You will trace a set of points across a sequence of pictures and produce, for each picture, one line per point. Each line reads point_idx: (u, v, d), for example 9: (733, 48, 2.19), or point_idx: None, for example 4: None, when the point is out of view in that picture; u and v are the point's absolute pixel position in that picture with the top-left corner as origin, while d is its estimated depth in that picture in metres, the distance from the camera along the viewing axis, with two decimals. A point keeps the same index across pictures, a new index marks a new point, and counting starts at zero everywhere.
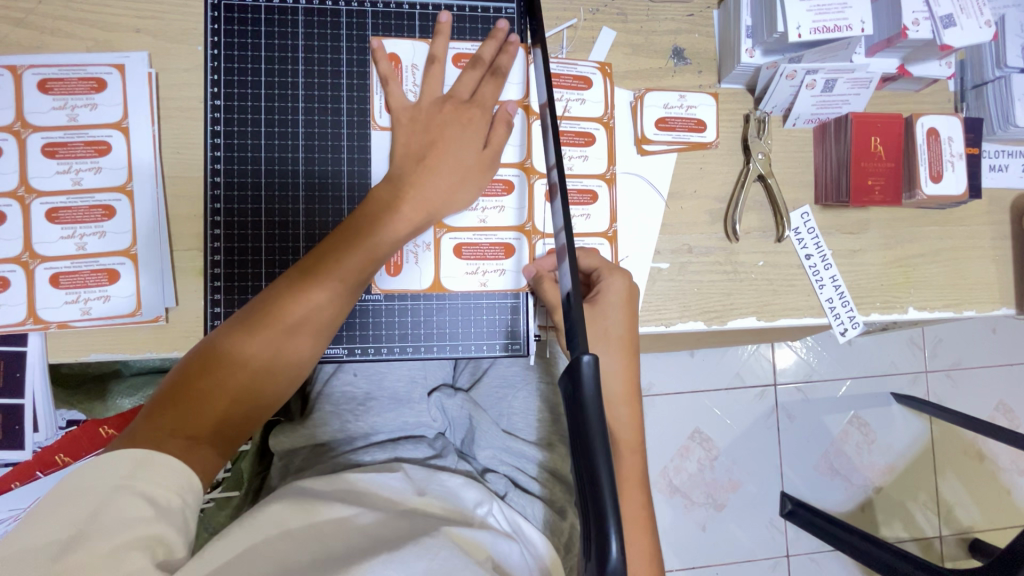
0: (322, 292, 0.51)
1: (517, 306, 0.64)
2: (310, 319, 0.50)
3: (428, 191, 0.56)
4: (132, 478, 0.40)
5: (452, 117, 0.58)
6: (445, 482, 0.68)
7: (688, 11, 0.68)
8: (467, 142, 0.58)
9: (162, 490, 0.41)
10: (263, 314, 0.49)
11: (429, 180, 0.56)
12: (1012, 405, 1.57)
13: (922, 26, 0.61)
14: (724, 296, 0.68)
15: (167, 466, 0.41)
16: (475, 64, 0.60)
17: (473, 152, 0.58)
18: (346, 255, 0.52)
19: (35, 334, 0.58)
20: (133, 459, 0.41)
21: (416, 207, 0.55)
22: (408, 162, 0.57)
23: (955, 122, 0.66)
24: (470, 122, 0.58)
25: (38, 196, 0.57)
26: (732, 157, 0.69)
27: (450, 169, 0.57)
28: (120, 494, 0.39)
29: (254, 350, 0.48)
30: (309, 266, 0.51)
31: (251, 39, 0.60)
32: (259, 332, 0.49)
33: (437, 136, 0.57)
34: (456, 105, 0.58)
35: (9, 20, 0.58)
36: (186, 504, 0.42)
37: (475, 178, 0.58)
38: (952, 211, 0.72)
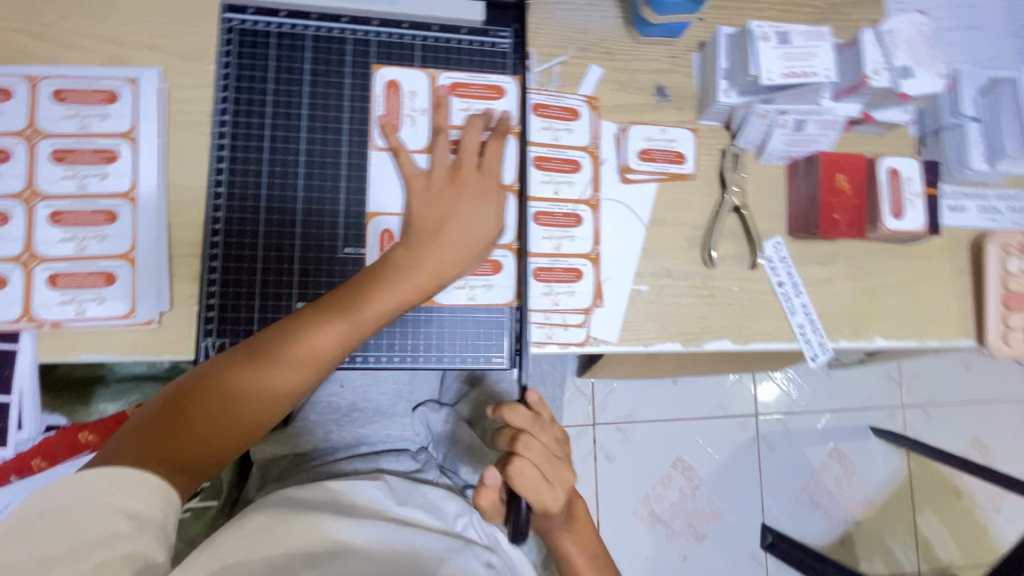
0: (320, 348, 0.53)
1: (502, 321, 0.66)
2: (297, 363, 0.53)
3: (439, 261, 0.57)
4: (110, 496, 0.43)
5: (469, 189, 0.60)
6: (426, 493, 0.69)
7: (670, 53, 0.74)
8: (477, 215, 0.59)
9: (141, 504, 0.44)
10: (263, 355, 0.53)
11: (435, 248, 0.57)
12: (986, 441, 1.60)
13: (882, 75, 0.66)
14: (701, 319, 0.71)
15: (140, 486, 0.45)
16: (470, 125, 0.63)
17: (484, 224, 0.60)
18: (347, 315, 0.54)
19: (27, 333, 0.58)
20: (113, 481, 0.44)
21: (427, 275, 0.57)
22: (421, 232, 0.58)
23: (915, 164, 0.71)
24: (483, 194, 0.60)
25: (43, 199, 0.59)
26: (709, 188, 0.73)
27: (462, 242, 0.58)
28: (102, 512, 0.43)
29: (248, 389, 0.52)
30: (313, 319, 0.54)
31: (261, 60, 0.64)
32: (254, 374, 0.53)
33: (450, 207, 0.59)
34: (469, 176, 0.60)
35: (30, 33, 0.62)
36: (165, 516, 0.46)
37: (481, 252, 0.60)
38: (915, 246, 0.76)
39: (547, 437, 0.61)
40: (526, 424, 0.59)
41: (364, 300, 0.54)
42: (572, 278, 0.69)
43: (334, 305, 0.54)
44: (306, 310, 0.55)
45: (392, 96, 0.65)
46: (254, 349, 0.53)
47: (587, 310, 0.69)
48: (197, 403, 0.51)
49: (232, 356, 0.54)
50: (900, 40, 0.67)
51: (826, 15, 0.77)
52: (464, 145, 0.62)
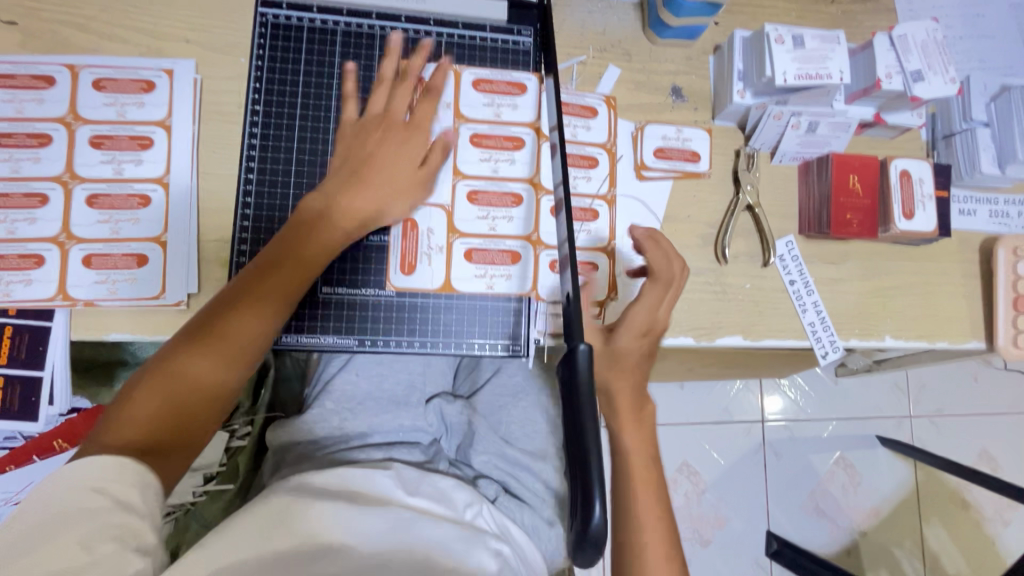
0: (253, 321, 0.53)
1: (520, 310, 0.67)
2: (256, 324, 0.54)
3: (359, 200, 0.59)
4: (93, 479, 0.42)
5: (392, 135, 0.62)
6: (436, 483, 0.70)
7: (686, 55, 0.76)
8: (399, 160, 0.61)
9: (124, 492, 0.43)
10: (194, 340, 0.52)
11: (356, 188, 0.59)
12: (995, 453, 1.59)
13: (894, 79, 0.68)
14: (713, 314, 0.72)
15: (133, 469, 0.44)
16: (420, 83, 0.65)
17: (404, 164, 0.62)
18: (270, 280, 0.55)
19: (61, 310, 0.60)
20: (91, 466, 0.43)
21: (347, 220, 0.59)
22: (341, 172, 0.60)
23: (926, 165, 0.73)
24: (409, 139, 0.62)
25: (81, 182, 0.61)
26: (723, 187, 0.75)
27: (383, 182, 0.60)
28: (84, 495, 0.41)
29: (187, 378, 0.50)
30: (236, 297, 0.54)
31: (293, 53, 0.66)
32: (193, 359, 0.51)
33: (373, 149, 0.61)
34: (383, 128, 0.62)
35: (73, 25, 0.64)
36: (147, 504, 0.44)
37: (412, 188, 0.62)
38: (925, 248, 0.77)
39: (641, 307, 0.64)
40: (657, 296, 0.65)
41: (271, 270, 0.55)
42: (589, 270, 0.70)
43: (257, 278, 0.55)
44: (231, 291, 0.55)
45: (395, 53, 0.66)
46: (184, 339, 0.52)
47: (602, 303, 0.70)
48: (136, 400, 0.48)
49: (161, 356, 0.51)
50: (913, 44, 0.68)
51: (839, 22, 0.79)
52: (396, 99, 0.63)
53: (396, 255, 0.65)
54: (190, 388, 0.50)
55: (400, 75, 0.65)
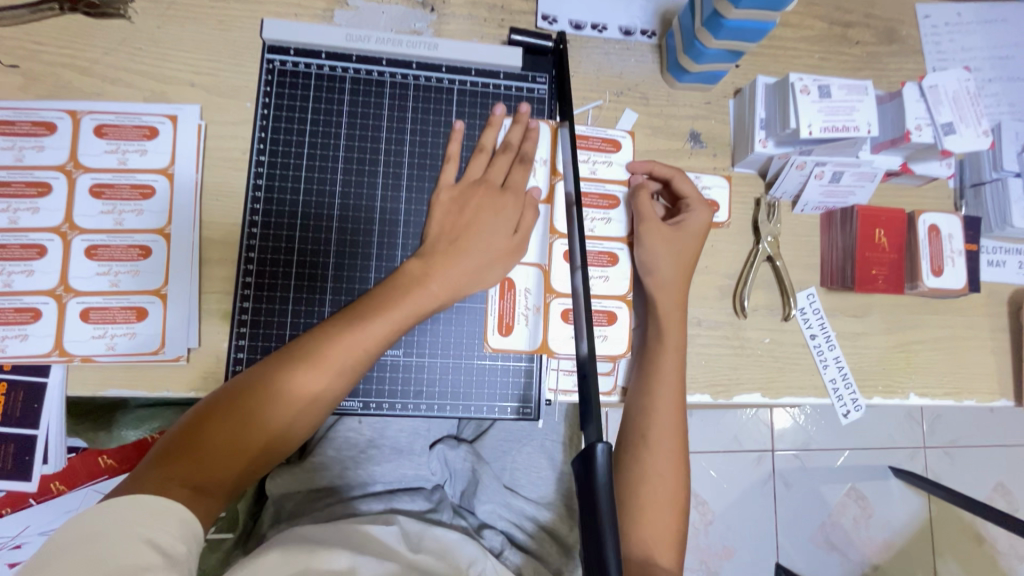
0: (350, 353, 0.52)
1: (531, 370, 0.65)
2: (319, 378, 0.51)
3: (454, 271, 0.57)
4: (141, 525, 0.41)
5: (488, 202, 0.60)
6: (440, 537, 0.68)
7: (705, 99, 0.73)
8: (496, 231, 0.59)
9: (169, 539, 0.42)
10: (295, 362, 0.51)
11: (456, 253, 0.58)
12: (1011, 487, 1.55)
13: (924, 131, 0.65)
14: (730, 370, 0.70)
15: (172, 512, 0.43)
16: (514, 153, 0.63)
17: (501, 230, 0.59)
18: (375, 324, 0.53)
19: (58, 366, 0.59)
20: (140, 507, 0.42)
21: (442, 286, 0.56)
22: (438, 241, 0.59)
23: (955, 221, 0.70)
24: (504, 206, 0.60)
25: (80, 233, 0.60)
26: (742, 236, 0.72)
27: (478, 254, 0.58)
28: (129, 543, 0.40)
29: (278, 399, 0.50)
30: (342, 326, 0.53)
31: (300, 101, 0.64)
32: (286, 382, 0.50)
33: (471, 219, 0.59)
34: (487, 191, 0.60)
35: (75, 68, 0.63)
36: (190, 552, 0.43)
37: (503, 258, 0.59)
38: (952, 301, 0.74)
39: (696, 216, 0.65)
40: (691, 207, 0.66)
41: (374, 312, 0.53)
42: (605, 320, 0.67)
43: (365, 314, 0.53)
44: (341, 314, 0.54)
45: (500, 126, 0.64)
46: (288, 356, 0.52)
47: (615, 359, 0.67)
48: (226, 414, 0.49)
49: (262, 368, 0.52)
50: (945, 95, 0.65)
51: (863, 65, 0.76)
52: (493, 166, 0.62)
53: (492, 315, 0.64)
54: (242, 433, 0.48)
55: (500, 146, 0.64)
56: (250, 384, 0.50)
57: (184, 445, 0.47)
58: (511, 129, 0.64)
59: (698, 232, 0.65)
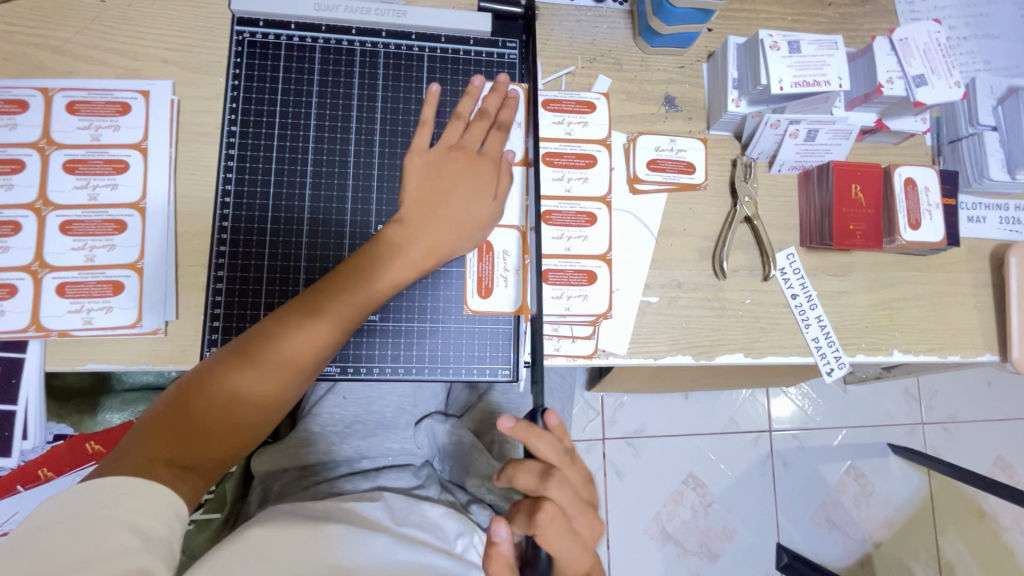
0: (327, 327, 0.52)
1: (510, 332, 0.65)
2: (296, 352, 0.51)
3: (432, 239, 0.57)
4: (125, 509, 0.41)
5: (464, 170, 0.60)
6: (426, 513, 0.67)
7: (678, 63, 0.73)
8: (474, 199, 0.60)
9: (152, 521, 0.42)
10: (270, 338, 0.51)
11: (429, 228, 0.58)
12: (1011, 461, 1.54)
13: (896, 84, 0.65)
14: (712, 331, 0.69)
15: (157, 492, 0.43)
16: (489, 118, 0.63)
17: (475, 207, 0.59)
18: (351, 297, 0.53)
19: (35, 342, 0.59)
20: (129, 489, 0.42)
21: (419, 254, 0.57)
22: (415, 207, 0.59)
23: (931, 172, 0.70)
24: (481, 173, 0.60)
25: (55, 209, 0.60)
26: (719, 199, 0.72)
27: (457, 221, 0.58)
28: (110, 525, 0.40)
29: (259, 386, 0.50)
30: (317, 301, 0.52)
31: (270, 73, 0.64)
32: (266, 366, 0.50)
33: (447, 185, 0.59)
34: (464, 159, 0.61)
35: (47, 47, 0.63)
36: (172, 534, 0.43)
37: (476, 230, 0.60)
38: (933, 258, 0.74)
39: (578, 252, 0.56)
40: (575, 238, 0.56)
41: (337, 299, 0.52)
42: (584, 280, 0.67)
43: (332, 303, 0.52)
44: (312, 297, 0.53)
45: (478, 93, 0.64)
46: (262, 339, 0.51)
47: (596, 321, 0.67)
48: (205, 393, 0.49)
49: (236, 346, 0.51)
50: (915, 48, 0.66)
51: (836, 25, 0.76)
52: (470, 133, 0.62)
53: (472, 278, 0.64)
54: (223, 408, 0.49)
55: (478, 113, 0.63)
56: (228, 359, 0.50)
57: (167, 427, 0.47)
58: (486, 97, 0.64)
59: (573, 504, 0.50)
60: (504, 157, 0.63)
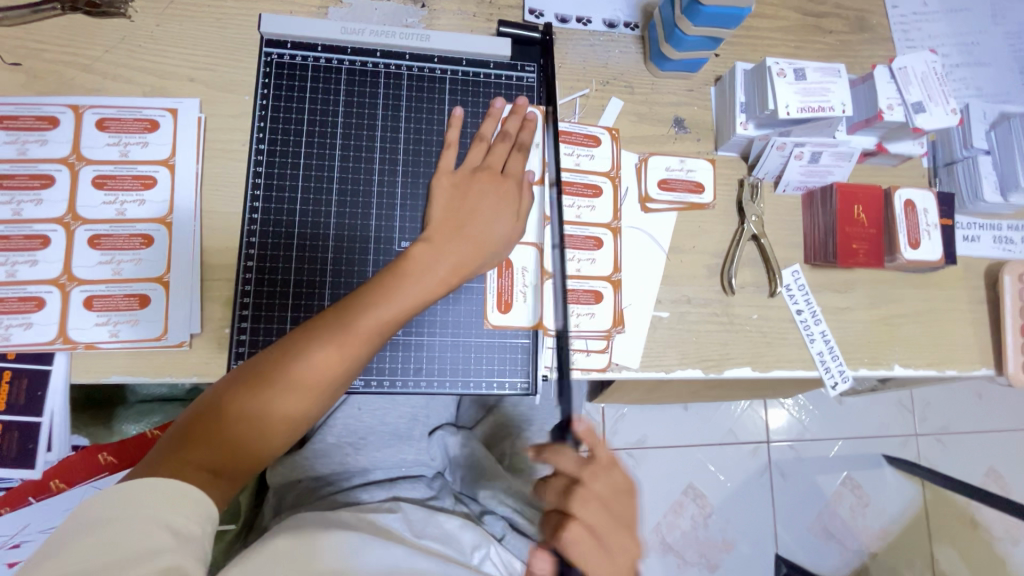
0: (350, 346, 0.53)
1: (526, 346, 0.66)
2: (322, 369, 0.51)
3: (456, 255, 0.59)
4: (158, 508, 0.42)
5: (487, 190, 0.62)
6: (442, 523, 0.68)
7: (688, 87, 0.76)
8: (495, 218, 0.61)
9: (183, 520, 0.43)
10: (294, 353, 0.51)
11: (453, 245, 0.59)
12: (1003, 472, 1.57)
13: (896, 111, 0.68)
14: (721, 345, 0.72)
15: (188, 495, 0.44)
16: (510, 140, 0.66)
17: (497, 228, 0.61)
18: (375, 314, 0.54)
19: (61, 354, 0.60)
20: (159, 489, 0.43)
21: (444, 271, 0.58)
22: (440, 225, 0.60)
23: (929, 196, 0.73)
24: (503, 192, 0.63)
25: (83, 223, 0.61)
26: (727, 217, 0.75)
27: (479, 239, 0.60)
28: (144, 524, 0.41)
29: (291, 398, 0.51)
30: (343, 317, 0.53)
31: (297, 93, 0.66)
32: (295, 379, 0.51)
33: (471, 205, 0.61)
34: (488, 180, 0.63)
35: (77, 65, 0.64)
36: (204, 533, 0.44)
37: (499, 247, 0.62)
38: (930, 275, 0.77)
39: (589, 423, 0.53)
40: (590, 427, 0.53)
41: (367, 315, 0.53)
42: (592, 299, 0.69)
43: (365, 320, 0.53)
44: (344, 312, 0.54)
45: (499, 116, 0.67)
46: (296, 351, 0.51)
47: (608, 336, 0.69)
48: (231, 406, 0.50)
49: (263, 359, 0.52)
50: (913, 76, 0.69)
51: (837, 52, 0.80)
52: (493, 154, 0.65)
53: (492, 293, 0.66)
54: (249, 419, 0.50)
55: (499, 135, 0.66)
56: (252, 372, 0.51)
57: (200, 434, 0.48)
58: (508, 119, 0.67)
59: (610, 497, 0.52)
60: (525, 177, 0.65)
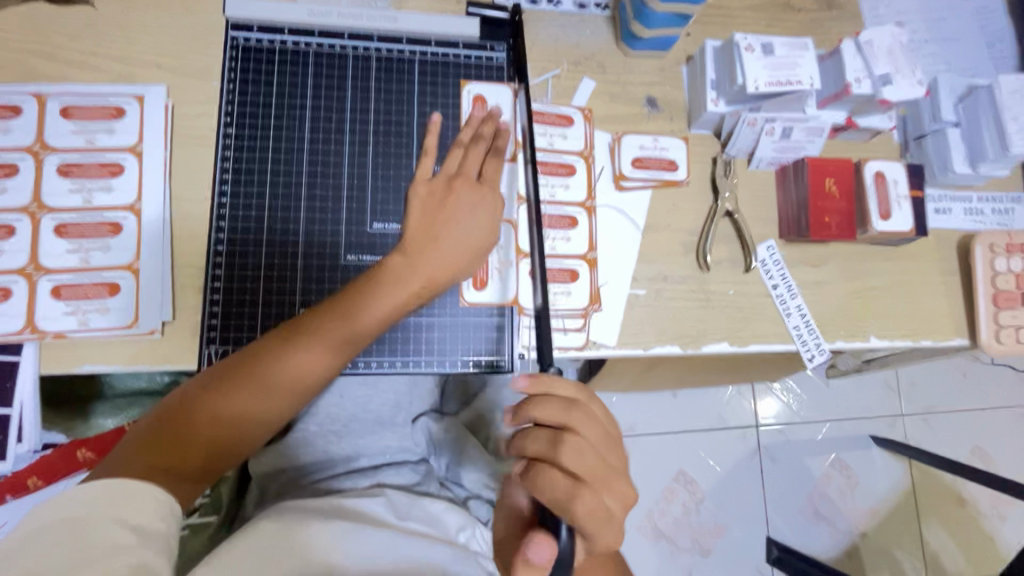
0: (321, 354, 0.53)
1: (502, 324, 0.66)
2: (292, 378, 0.52)
3: (430, 265, 0.58)
4: (118, 509, 0.42)
5: (464, 199, 0.61)
6: (427, 507, 0.69)
7: (659, 66, 0.77)
8: (471, 223, 0.60)
9: (146, 518, 0.43)
10: (263, 364, 0.52)
11: (427, 256, 0.58)
12: (989, 449, 1.59)
13: (863, 83, 0.69)
14: (697, 321, 0.72)
15: (153, 495, 0.44)
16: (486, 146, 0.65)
17: (474, 234, 0.60)
18: (345, 327, 0.54)
19: (30, 344, 0.59)
20: (121, 490, 0.43)
21: (418, 282, 0.57)
22: (415, 236, 0.59)
23: (899, 167, 0.74)
24: (480, 200, 0.61)
25: (49, 212, 0.60)
26: (701, 194, 0.75)
27: (454, 247, 0.59)
28: (105, 525, 0.41)
29: (262, 402, 0.52)
30: (314, 331, 0.54)
31: (264, 76, 0.65)
32: (265, 389, 0.52)
33: (448, 214, 0.60)
34: (466, 186, 0.61)
35: (39, 53, 0.64)
36: (168, 529, 0.44)
37: (481, 252, 0.61)
38: (904, 247, 0.78)
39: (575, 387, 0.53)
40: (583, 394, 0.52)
41: (336, 330, 0.54)
42: (568, 279, 0.69)
43: (342, 329, 0.54)
44: (327, 311, 0.55)
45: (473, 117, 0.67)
46: (270, 359, 0.52)
47: (585, 314, 0.69)
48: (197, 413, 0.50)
49: (230, 365, 0.53)
50: (879, 49, 0.70)
51: (807, 29, 0.80)
52: (468, 160, 0.63)
53: None
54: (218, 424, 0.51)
55: (473, 138, 0.66)
56: (220, 378, 0.51)
57: (174, 434, 0.50)
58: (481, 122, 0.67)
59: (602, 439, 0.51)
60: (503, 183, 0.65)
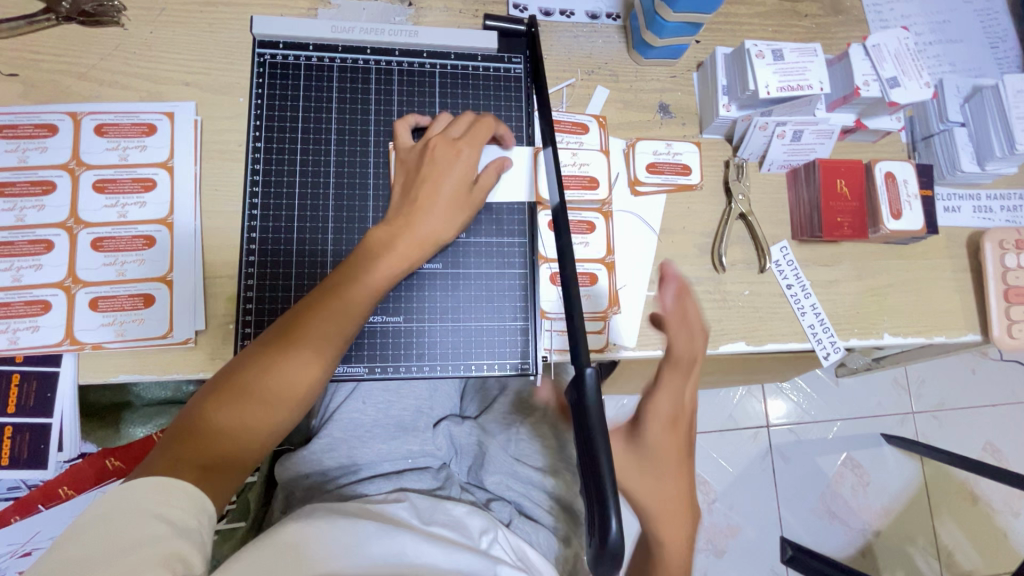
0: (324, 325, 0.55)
1: (527, 329, 0.68)
2: (304, 355, 0.54)
3: (417, 225, 0.60)
4: (153, 502, 0.44)
5: (443, 159, 0.62)
6: (449, 510, 0.70)
7: (671, 73, 0.78)
8: (450, 180, 0.62)
9: (179, 514, 0.44)
10: (272, 348, 0.53)
11: (412, 220, 0.60)
12: (1001, 446, 1.59)
13: (872, 86, 0.70)
14: (714, 322, 0.73)
15: (184, 493, 0.45)
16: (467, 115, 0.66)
17: (449, 183, 0.62)
18: (344, 293, 0.56)
19: (69, 355, 0.61)
20: (153, 486, 0.45)
21: (410, 243, 0.59)
22: (401, 205, 0.61)
23: (908, 166, 0.75)
24: (458, 158, 0.62)
25: (85, 227, 0.62)
26: (715, 198, 0.77)
27: (436, 204, 0.61)
28: (141, 518, 0.42)
29: (275, 384, 0.52)
30: (314, 305, 0.56)
31: (291, 91, 0.67)
32: (277, 369, 0.53)
33: (429, 175, 0.61)
34: (439, 149, 0.62)
35: (74, 74, 0.66)
36: (202, 525, 0.45)
37: (465, 207, 0.62)
38: (914, 246, 0.79)
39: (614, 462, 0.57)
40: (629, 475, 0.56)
41: (335, 299, 0.56)
42: (587, 282, 0.71)
43: (341, 298, 0.56)
44: (326, 288, 0.57)
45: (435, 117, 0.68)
46: (278, 342, 0.54)
47: (605, 317, 0.70)
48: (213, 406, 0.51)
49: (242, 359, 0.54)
50: (887, 53, 0.71)
51: (813, 34, 0.82)
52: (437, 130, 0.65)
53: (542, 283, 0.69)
54: (235, 413, 0.51)
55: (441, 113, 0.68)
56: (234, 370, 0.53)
57: (191, 428, 0.50)
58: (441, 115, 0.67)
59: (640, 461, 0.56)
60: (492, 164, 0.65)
